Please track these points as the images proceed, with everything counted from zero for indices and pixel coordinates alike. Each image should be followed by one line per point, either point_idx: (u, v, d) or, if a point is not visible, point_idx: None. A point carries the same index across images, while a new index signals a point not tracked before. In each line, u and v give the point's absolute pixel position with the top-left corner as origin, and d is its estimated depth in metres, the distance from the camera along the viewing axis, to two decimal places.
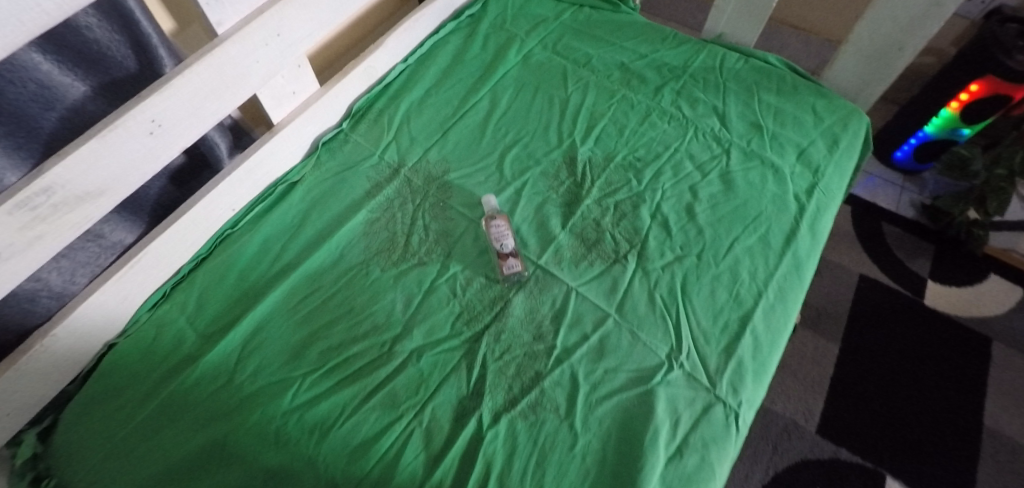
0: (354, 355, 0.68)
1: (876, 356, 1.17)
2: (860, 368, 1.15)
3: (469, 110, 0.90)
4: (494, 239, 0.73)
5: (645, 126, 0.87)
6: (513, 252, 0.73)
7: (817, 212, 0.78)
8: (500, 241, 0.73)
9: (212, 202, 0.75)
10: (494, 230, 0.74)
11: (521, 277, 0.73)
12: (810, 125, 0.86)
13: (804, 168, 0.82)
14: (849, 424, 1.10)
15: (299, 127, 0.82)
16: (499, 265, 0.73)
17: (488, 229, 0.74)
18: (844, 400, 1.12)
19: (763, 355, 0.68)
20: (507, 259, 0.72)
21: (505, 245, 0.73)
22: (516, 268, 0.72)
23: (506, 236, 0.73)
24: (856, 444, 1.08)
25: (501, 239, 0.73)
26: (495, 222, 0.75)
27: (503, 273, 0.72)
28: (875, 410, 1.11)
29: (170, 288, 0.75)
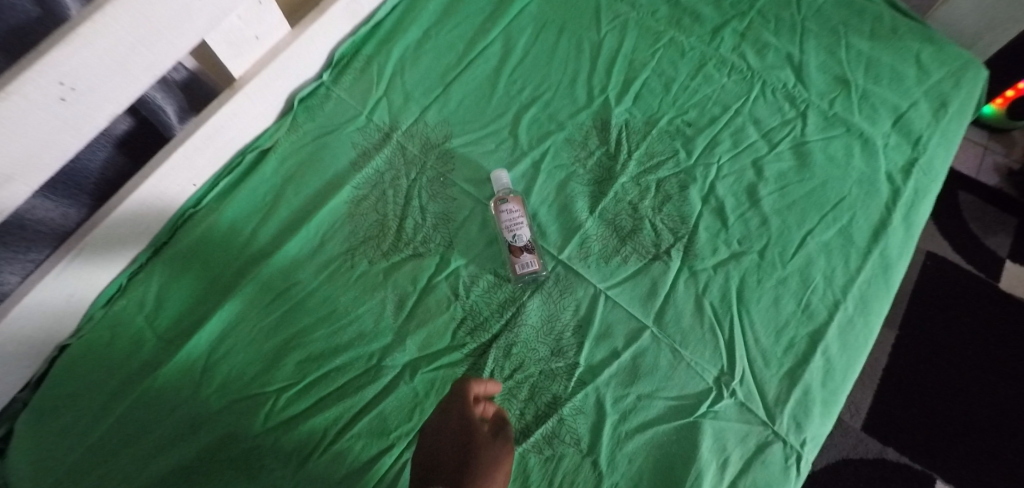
0: (337, 369, 0.57)
1: (931, 341, 1.01)
2: (925, 359, 1.00)
3: (477, 58, 0.73)
4: (506, 230, 0.59)
5: (698, 80, 0.69)
6: (530, 246, 0.59)
7: (915, 198, 0.61)
8: (514, 231, 0.59)
9: (166, 177, 0.62)
10: (506, 217, 0.59)
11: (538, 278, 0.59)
12: (911, 81, 0.67)
13: (900, 138, 0.64)
14: (901, 420, 0.96)
15: (267, 81, 0.67)
16: (511, 262, 0.58)
17: (498, 215, 0.60)
18: (898, 393, 0.98)
19: (835, 381, 0.55)
20: (522, 255, 0.58)
21: (520, 237, 0.58)
22: (532, 267, 0.58)
23: (522, 225, 0.59)
24: (905, 444, 0.95)
25: (514, 229, 0.59)
26: (507, 206, 0.60)
27: (517, 273, 0.58)
28: (934, 408, 0.96)
29: (126, 279, 0.64)
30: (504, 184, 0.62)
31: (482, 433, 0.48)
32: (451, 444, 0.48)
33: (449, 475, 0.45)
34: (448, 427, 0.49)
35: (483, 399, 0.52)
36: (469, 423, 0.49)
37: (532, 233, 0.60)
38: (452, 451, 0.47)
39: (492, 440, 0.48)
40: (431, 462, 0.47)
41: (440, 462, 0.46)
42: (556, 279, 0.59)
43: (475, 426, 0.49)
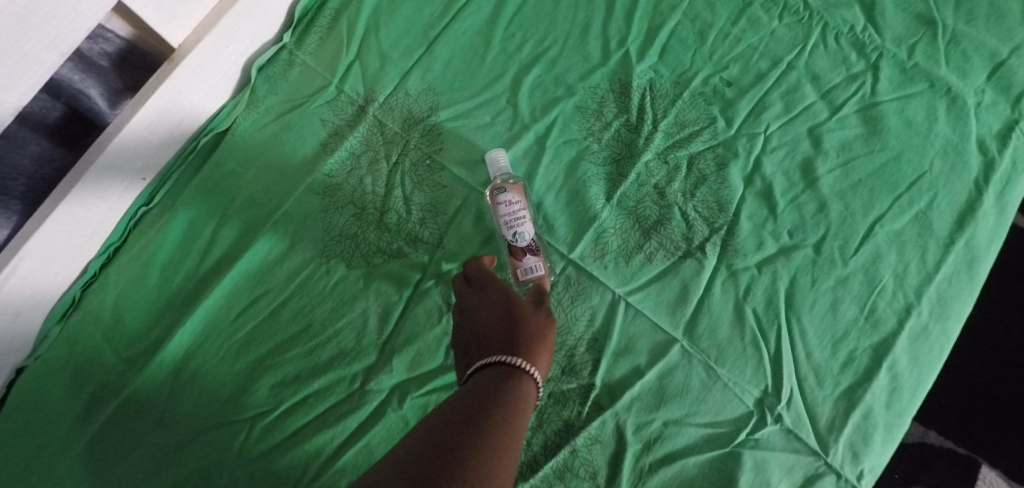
0: (315, 394, 0.49)
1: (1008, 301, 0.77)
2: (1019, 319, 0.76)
3: (467, 6, 0.60)
4: (505, 225, 0.48)
5: (741, 26, 0.56)
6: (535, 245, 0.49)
7: (1011, 171, 0.49)
8: (516, 227, 0.48)
9: (107, 170, 0.53)
10: (504, 209, 0.48)
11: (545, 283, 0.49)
12: (1014, 18, 0.53)
13: (998, 94, 0.51)
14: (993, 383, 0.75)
15: (213, 48, 0.56)
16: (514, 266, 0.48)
17: (494, 207, 0.49)
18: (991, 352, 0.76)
19: (903, 402, 0.46)
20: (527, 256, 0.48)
21: (524, 234, 0.48)
22: (537, 272, 0.48)
23: (525, 219, 0.48)
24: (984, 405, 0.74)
25: (515, 224, 0.48)
26: (505, 194, 0.49)
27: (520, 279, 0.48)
28: None
29: (80, 292, 0.55)
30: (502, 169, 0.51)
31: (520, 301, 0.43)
32: (489, 314, 0.42)
33: (499, 338, 0.40)
34: (484, 299, 0.44)
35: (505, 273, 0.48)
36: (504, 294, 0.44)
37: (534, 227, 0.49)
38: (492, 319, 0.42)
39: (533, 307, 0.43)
40: (472, 335, 0.42)
41: (483, 330, 0.41)
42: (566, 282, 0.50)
43: (512, 296, 0.44)
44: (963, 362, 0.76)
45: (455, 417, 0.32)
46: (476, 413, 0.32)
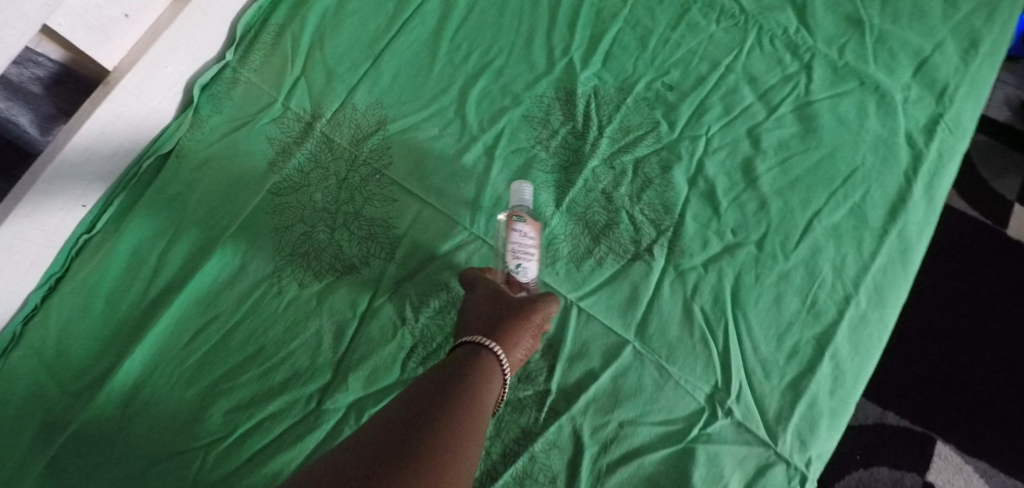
0: (271, 417, 0.49)
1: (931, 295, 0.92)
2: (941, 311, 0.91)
3: (412, 19, 0.60)
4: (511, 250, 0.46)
5: (680, 31, 0.57)
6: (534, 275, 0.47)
7: (939, 163, 0.52)
8: (520, 256, 0.46)
9: (42, 200, 0.51)
10: (517, 235, 0.46)
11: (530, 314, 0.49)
12: (933, 17, 0.56)
13: (923, 89, 0.54)
14: (926, 371, 0.89)
15: (151, 69, 0.55)
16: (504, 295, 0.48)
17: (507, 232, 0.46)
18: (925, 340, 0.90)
19: (846, 390, 0.47)
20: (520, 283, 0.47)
21: (524, 266, 0.46)
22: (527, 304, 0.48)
23: (530, 253, 0.46)
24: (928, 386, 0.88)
25: (521, 257, 0.46)
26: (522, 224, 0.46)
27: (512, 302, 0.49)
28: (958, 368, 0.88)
29: (21, 326, 0.54)
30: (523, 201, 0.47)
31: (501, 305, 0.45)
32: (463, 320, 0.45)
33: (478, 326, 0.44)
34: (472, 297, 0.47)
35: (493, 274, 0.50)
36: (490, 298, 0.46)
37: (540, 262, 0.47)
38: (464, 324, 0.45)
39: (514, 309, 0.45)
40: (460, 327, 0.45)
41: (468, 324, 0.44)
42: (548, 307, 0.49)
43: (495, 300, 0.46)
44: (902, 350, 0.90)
45: (409, 412, 0.35)
46: (439, 396, 0.36)
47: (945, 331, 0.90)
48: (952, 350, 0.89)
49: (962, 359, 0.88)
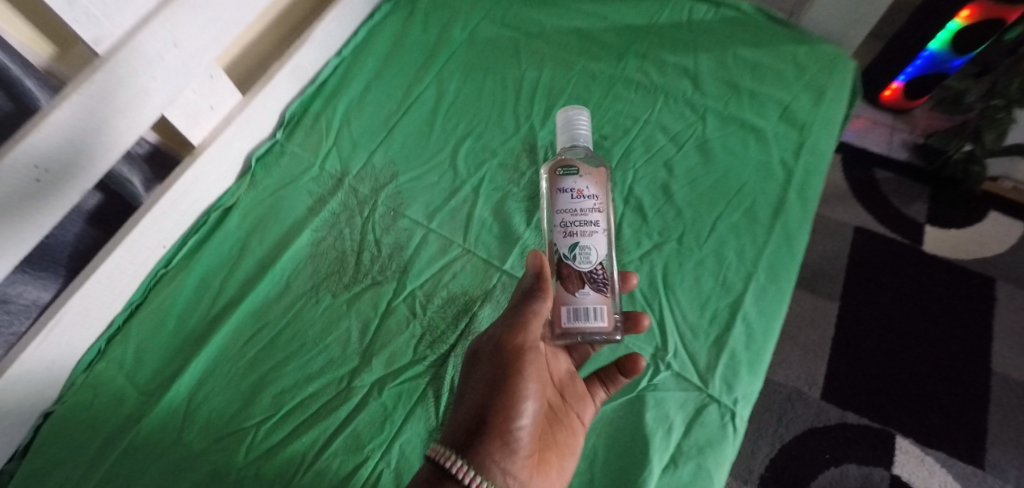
0: (311, 396, 0.61)
1: (871, 308, 1.08)
2: (882, 321, 1.06)
3: (414, 103, 0.81)
4: (560, 221, 0.57)
5: (610, 99, 0.79)
6: (601, 248, 0.56)
7: (806, 176, 0.70)
8: (573, 223, 0.56)
9: (137, 242, 0.67)
10: (566, 201, 0.57)
11: (594, 323, 0.54)
12: (790, 77, 0.78)
13: (788, 127, 0.74)
14: (878, 373, 1.02)
15: (224, 146, 0.73)
16: (558, 293, 0.55)
17: (564, 210, 0.56)
18: (872, 345, 1.05)
19: (758, 344, 0.61)
20: (581, 283, 0.54)
21: (583, 235, 0.56)
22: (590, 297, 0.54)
23: (585, 217, 0.56)
24: (881, 386, 1.01)
25: (578, 234, 0.56)
26: (569, 188, 0.57)
27: (555, 320, 0.54)
28: (902, 369, 1.02)
29: (105, 343, 0.67)
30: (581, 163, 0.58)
31: (502, 329, 0.53)
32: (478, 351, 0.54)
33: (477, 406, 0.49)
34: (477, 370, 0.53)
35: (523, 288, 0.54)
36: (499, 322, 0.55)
37: (602, 227, 0.56)
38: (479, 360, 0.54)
39: (512, 329, 0.52)
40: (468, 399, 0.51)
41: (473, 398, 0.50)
42: (610, 308, 0.55)
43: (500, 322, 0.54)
44: (856, 355, 1.04)
45: None
46: None
47: (886, 338, 1.05)
48: (892, 350, 1.04)
49: (901, 357, 1.03)
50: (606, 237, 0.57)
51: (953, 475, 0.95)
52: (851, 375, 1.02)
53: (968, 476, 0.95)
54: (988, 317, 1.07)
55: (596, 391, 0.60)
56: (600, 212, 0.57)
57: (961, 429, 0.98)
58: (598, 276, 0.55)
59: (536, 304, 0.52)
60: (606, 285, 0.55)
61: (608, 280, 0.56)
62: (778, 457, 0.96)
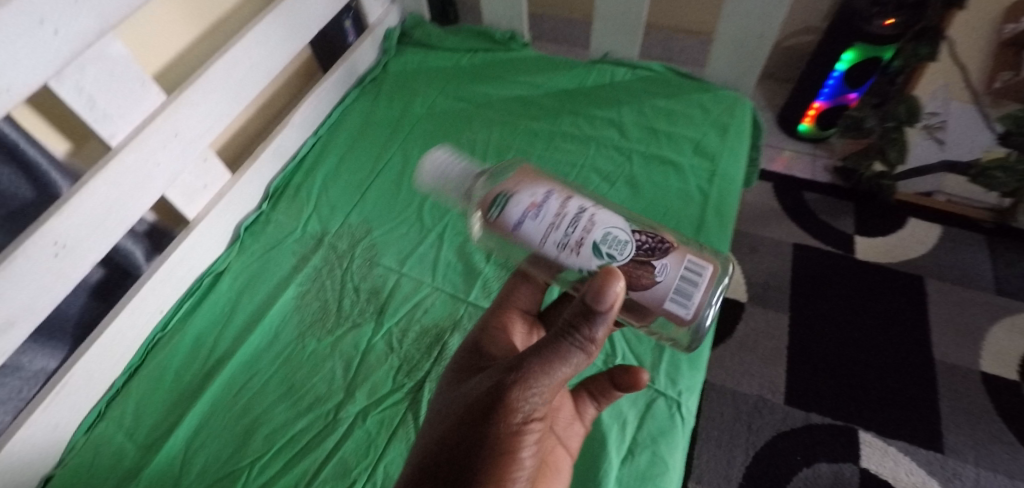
0: (300, 431, 0.67)
1: (819, 316, 1.17)
2: (828, 327, 1.16)
3: (383, 169, 0.93)
4: (556, 244, 0.52)
5: (551, 150, 0.92)
6: (610, 223, 0.52)
7: (721, 197, 0.82)
8: (567, 233, 0.52)
9: (137, 308, 0.74)
10: (538, 227, 0.53)
11: (699, 278, 0.50)
12: (699, 119, 0.92)
13: (701, 159, 0.87)
14: (833, 374, 1.10)
15: (216, 219, 0.83)
16: (651, 300, 0.51)
17: (542, 230, 0.52)
18: (824, 349, 1.13)
19: (695, 342, 0.70)
20: (650, 266, 0.50)
21: (586, 231, 0.51)
22: (676, 261, 0.50)
23: (567, 215, 0.52)
24: (837, 386, 1.09)
25: (580, 234, 0.51)
26: (523, 211, 0.53)
27: (679, 320, 0.50)
28: (854, 369, 1.10)
29: (105, 405, 0.72)
30: (502, 186, 0.56)
31: (533, 381, 0.45)
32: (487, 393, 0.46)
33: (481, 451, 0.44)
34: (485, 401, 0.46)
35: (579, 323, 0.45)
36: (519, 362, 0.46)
37: (584, 207, 0.53)
38: (488, 402, 0.45)
39: (545, 388, 0.46)
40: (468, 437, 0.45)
41: (476, 438, 0.44)
42: (683, 252, 0.51)
43: (522, 366, 0.46)
44: (810, 360, 1.12)
45: None
46: None
47: (836, 342, 1.14)
48: (843, 352, 1.12)
49: (852, 357, 1.12)
50: (600, 211, 0.53)
51: (917, 461, 1.00)
52: (809, 379, 1.10)
53: (931, 462, 1.00)
54: (924, 313, 1.16)
55: (587, 408, 0.64)
56: (569, 199, 0.54)
57: (918, 419, 1.04)
58: (646, 244, 0.51)
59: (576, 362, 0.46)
60: (661, 240, 0.52)
61: (655, 237, 0.52)
62: (753, 465, 1.01)
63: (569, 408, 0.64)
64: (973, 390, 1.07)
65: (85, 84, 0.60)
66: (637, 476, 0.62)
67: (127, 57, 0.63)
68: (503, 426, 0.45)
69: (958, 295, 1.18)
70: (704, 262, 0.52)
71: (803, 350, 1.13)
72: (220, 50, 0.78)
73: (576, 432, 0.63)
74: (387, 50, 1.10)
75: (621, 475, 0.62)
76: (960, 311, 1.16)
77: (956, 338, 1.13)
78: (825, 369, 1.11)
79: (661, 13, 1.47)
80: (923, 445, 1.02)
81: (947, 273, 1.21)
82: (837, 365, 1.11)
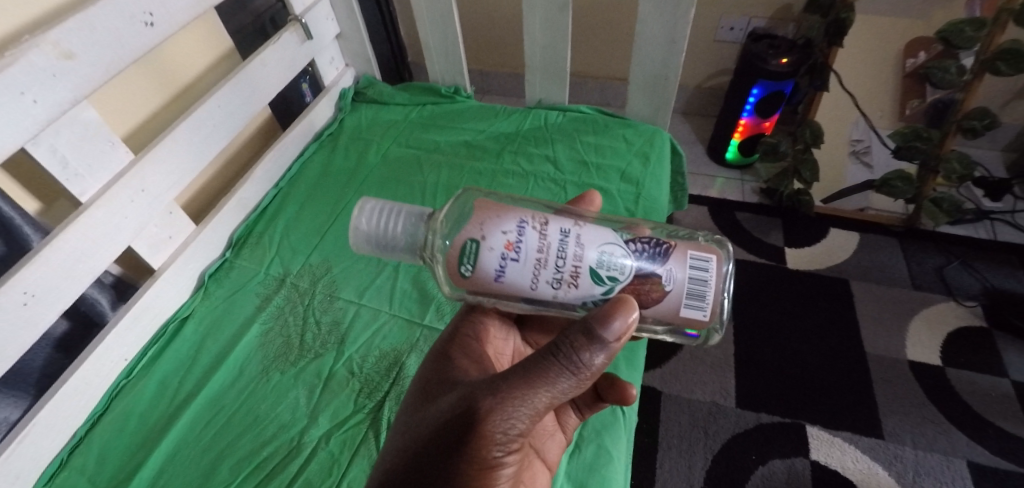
0: (265, 458, 0.70)
1: (759, 322, 1.26)
2: (769, 331, 1.25)
3: (341, 213, 1.00)
4: (551, 282, 0.46)
5: (493, 186, 1.01)
6: (601, 239, 0.47)
7: (646, 215, 0.93)
8: (560, 267, 0.46)
9: (102, 356, 0.77)
10: (528, 268, 0.46)
11: (708, 273, 0.48)
12: (624, 150, 1.04)
13: (628, 184, 0.98)
14: (777, 375, 1.18)
15: (180, 267, 0.88)
16: (668, 311, 0.48)
17: (534, 271, 0.46)
18: (768, 352, 1.21)
19: (631, 342, 0.78)
20: (656, 278, 0.47)
21: (579, 258, 0.46)
22: (682, 262, 0.47)
23: (553, 245, 0.46)
24: (782, 385, 1.16)
25: (573, 263, 0.46)
26: (503, 256, 0.46)
27: (700, 324, 0.48)
28: (795, 368, 1.18)
29: (66, 454, 0.73)
30: (466, 234, 0.47)
31: (526, 402, 0.45)
32: (479, 406, 0.45)
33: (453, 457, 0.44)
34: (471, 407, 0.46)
35: (578, 345, 0.45)
36: (516, 378, 0.45)
37: (567, 231, 0.47)
38: (469, 414, 0.45)
39: (535, 409, 0.45)
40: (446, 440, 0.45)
41: (450, 444, 0.44)
42: (685, 248, 0.48)
43: (516, 382, 0.45)
44: (756, 363, 1.20)
45: None
46: None
47: (778, 345, 1.22)
48: (784, 354, 1.21)
49: (793, 358, 1.20)
50: (584, 228, 0.48)
51: (860, 449, 1.07)
52: (756, 380, 1.17)
53: (873, 448, 1.07)
54: (852, 311, 1.27)
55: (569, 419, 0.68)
56: (546, 224, 0.47)
57: (857, 409, 1.12)
58: (645, 252, 0.47)
59: (570, 389, 0.46)
60: (658, 241, 0.48)
61: (653, 240, 0.48)
62: (713, 468, 1.06)
63: (551, 419, 0.66)
64: (903, 378, 1.16)
65: (59, 146, 0.67)
66: (585, 468, 0.66)
67: (97, 121, 0.71)
68: (487, 446, 0.44)
69: (880, 293, 1.30)
70: (706, 253, 0.48)
71: (748, 355, 1.21)
72: (184, 113, 0.86)
73: (556, 442, 0.65)
74: (342, 108, 1.20)
75: (570, 469, 0.67)
76: (882, 306, 1.28)
77: (882, 332, 1.23)
78: (770, 370, 1.18)
79: (594, 63, 1.64)
80: (865, 433, 1.09)
81: (867, 274, 1.34)
82: (780, 366, 1.19)
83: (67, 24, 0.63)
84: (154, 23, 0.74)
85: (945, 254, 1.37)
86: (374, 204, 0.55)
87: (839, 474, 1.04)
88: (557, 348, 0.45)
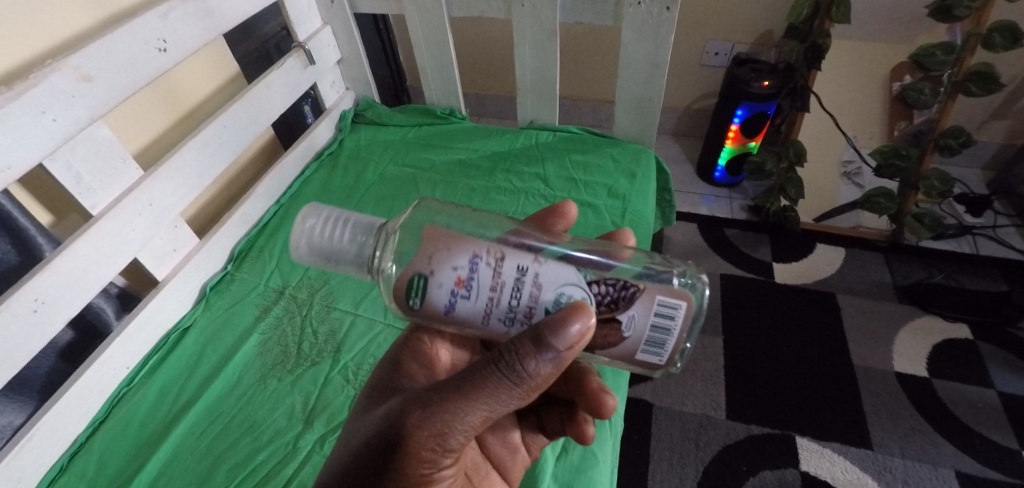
0: (261, 462, 0.72)
1: (749, 335, 1.29)
2: (758, 344, 1.27)
3: None
4: (500, 318, 0.48)
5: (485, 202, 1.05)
6: (558, 282, 0.48)
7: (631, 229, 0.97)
8: (511, 307, 0.48)
9: (105, 364, 0.80)
10: (477, 305, 0.48)
11: (671, 322, 0.49)
12: (611, 168, 1.08)
13: (615, 199, 1.02)
14: (767, 387, 1.19)
15: (183, 279, 0.91)
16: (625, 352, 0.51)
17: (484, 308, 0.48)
18: (758, 364, 1.23)
19: None
20: (616, 322, 0.49)
21: (534, 299, 0.48)
22: (643, 311, 0.49)
23: (507, 284, 0.47)
24: (772, 397, 1.18)
25: (524, 304, 0.48)
26: (452, 292, 0.48)
27: (654, 367, 0.51)
28: (784, 380, 1.20)
29: (67, 460, 0.75)
30: (415, 267, 0.48)
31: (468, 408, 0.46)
32: (419, 414, 0.46)
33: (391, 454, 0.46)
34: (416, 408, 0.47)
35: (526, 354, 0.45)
36: (460, 388, 0.47)
37: (522, 272, 0.47)
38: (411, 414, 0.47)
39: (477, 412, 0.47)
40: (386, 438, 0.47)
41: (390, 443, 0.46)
42: (653, 293, 0.48)
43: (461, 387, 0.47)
44: (745, 375, 1.22)
45: None
46: None
47: (767, 357, 1.24)
48: (774, 366, 1.23)
49: (782, 369, 1.22)
50: (543, 266, 0.48)
51: (850, 459, 1.08)
52: (746, 392, 1.19)
53: (863, 459, 1.08)
54: (838, 324, 1.30)
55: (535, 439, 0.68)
56: (502, 260, 0.48)
57: (846, 420, 1.14)
58: (608, 297, 0.49)
59: (513, 397, 0.47)
60: (625, 284, 0.49)
61: (618, 284, 0.49)
62: (704, 479, 1.07)
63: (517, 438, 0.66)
64: (891, 390, 1.18)
65: (74, 163, 0.71)
66: (570, 469, 0.69)
67: (110, 140, 0.75)
68: (423, 455, 0.46)
69: (866, 307, 1.33)
70: (671, 301, 0.48)
71: (738, 367, 1.23)
72: (191, 133, 0.90)
73: (518, 459, 0.66)
74: (342, 129, 1.25)
75: (557, 470, 0.69)
76: (868, 319, 1.30)
77: (869, 344, 1.26)
78: (759, 382, 1.20)
79: (586, 86, 1.70)
80: (853, 444, 1.10)
81: (853, 288, 1.37)
82: (769, 378, 1.21)
83: (88, 50, 0.68)
84: (166, 49, 0.80)
85: (928, 268, 1.40)
86: (319, 210, 0.56)
87: (828, 484, 1.05)
88: (505, 356, 0.46)
